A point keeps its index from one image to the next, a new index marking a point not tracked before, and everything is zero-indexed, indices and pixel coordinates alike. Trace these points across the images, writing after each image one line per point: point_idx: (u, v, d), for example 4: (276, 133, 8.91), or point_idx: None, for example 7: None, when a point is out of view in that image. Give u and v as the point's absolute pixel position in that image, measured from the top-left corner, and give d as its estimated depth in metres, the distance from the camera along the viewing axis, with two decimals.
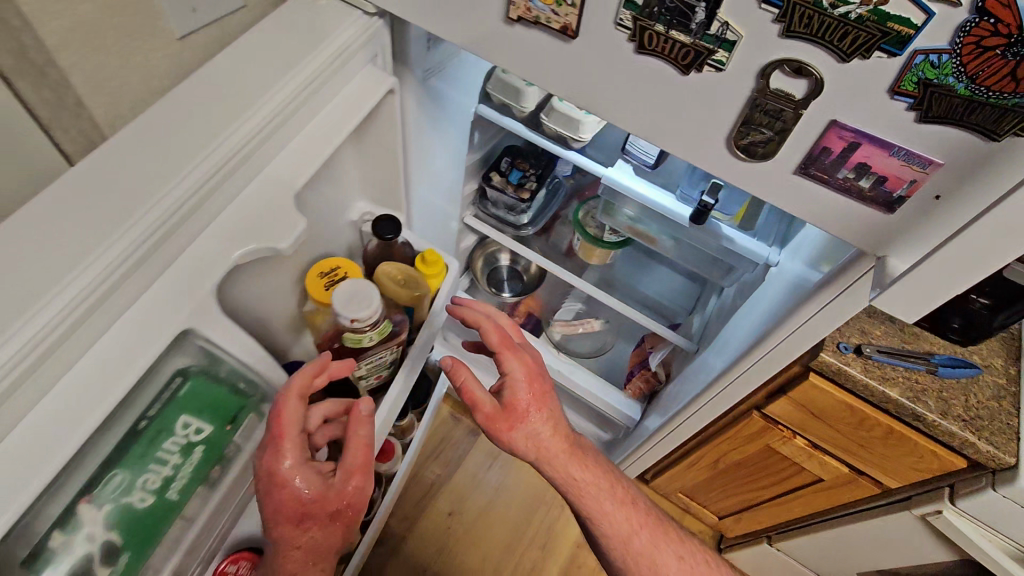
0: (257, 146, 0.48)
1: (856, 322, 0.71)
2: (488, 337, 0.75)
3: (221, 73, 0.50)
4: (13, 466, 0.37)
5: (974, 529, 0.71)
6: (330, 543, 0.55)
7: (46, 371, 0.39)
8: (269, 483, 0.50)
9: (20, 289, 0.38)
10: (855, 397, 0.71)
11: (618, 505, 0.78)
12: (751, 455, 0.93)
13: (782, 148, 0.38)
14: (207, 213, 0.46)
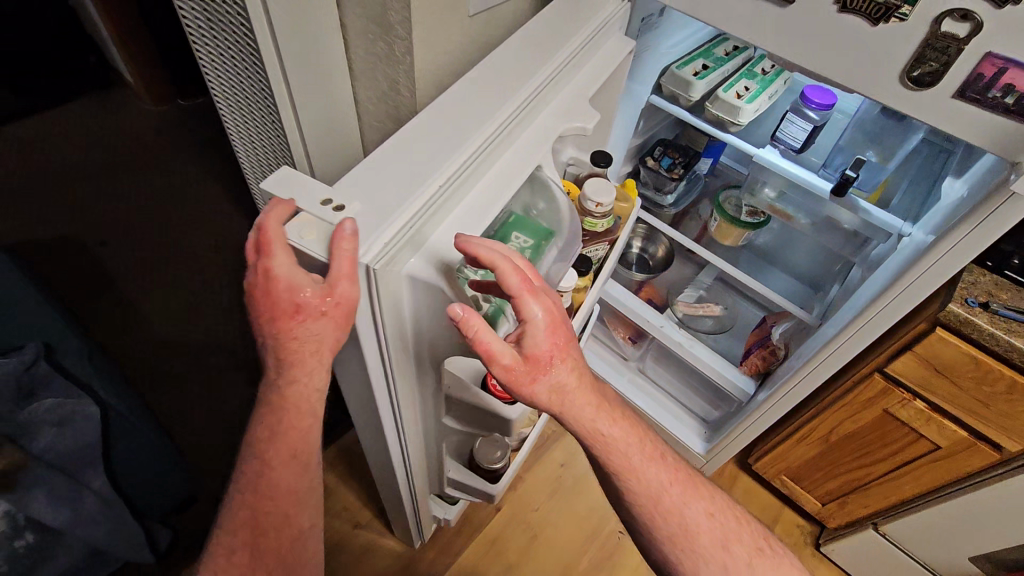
0: (568, 66, 0.72)
1: (983, 285, 0.81)
2: (506, 281, 0.56)
3: (541, 27, 0.75)
4: (461, 224, 0.59)
5: None
6: (330, 338, 0.56)
7: (477, 175, 0.61)
8: (263, 283, 0.53)
9: (465, 124, 0.62)
10: (981, 350, 0.80)
11: (649, 459, 0.71)
12: (867, 423, 1.02)
13: (948, 77, 0.54)
14: (546, 100, 0.69)
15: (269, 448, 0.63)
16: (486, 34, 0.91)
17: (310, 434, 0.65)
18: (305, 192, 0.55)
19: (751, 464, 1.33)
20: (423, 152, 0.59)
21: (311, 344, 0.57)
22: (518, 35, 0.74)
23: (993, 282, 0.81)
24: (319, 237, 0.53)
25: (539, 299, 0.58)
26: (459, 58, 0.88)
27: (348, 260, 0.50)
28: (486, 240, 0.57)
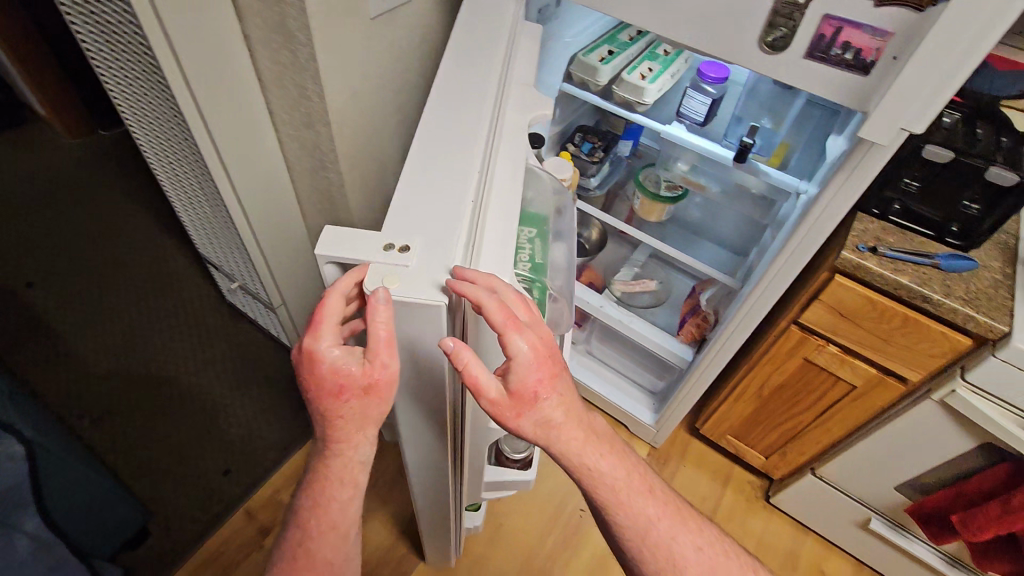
0: (506, 66, 0.82)
1: (872, 233, 0.90)
2: (490, 318, 0.54)
3: (466, 36, 0.85)
4: (503, 210, 0.67)
5: (982, 401, 0.85)
6: (370, 412, 0.59)
7: (493, 168, 0.70)
8: (308, 360, 0.54)
9: (462, 133, 0.69)
10: (875, 291, 0.87)
11: (643, 493, 0.69)
12: (792, 373, 1.09)
13: (796, 41, 0.59)
14: (505, 96, 0.79)
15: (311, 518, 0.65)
16: (391, 35, 0.92)
17: (351, 502, 0.66)
18: (359, 250, 0.56)
19: (698, 428, 1.40)
20: (443, 173, 0.65)
21: (352, 417, 0.58)
22: (448, 57, 0.81)
23: (879, 227, 0.91)
24: (402, 281, 0.54)
25: (526, 336, 0.56)
26: (367, 62, 0.90)
27: (384, 331, 0.53)
28: (480, 276, 0.55)
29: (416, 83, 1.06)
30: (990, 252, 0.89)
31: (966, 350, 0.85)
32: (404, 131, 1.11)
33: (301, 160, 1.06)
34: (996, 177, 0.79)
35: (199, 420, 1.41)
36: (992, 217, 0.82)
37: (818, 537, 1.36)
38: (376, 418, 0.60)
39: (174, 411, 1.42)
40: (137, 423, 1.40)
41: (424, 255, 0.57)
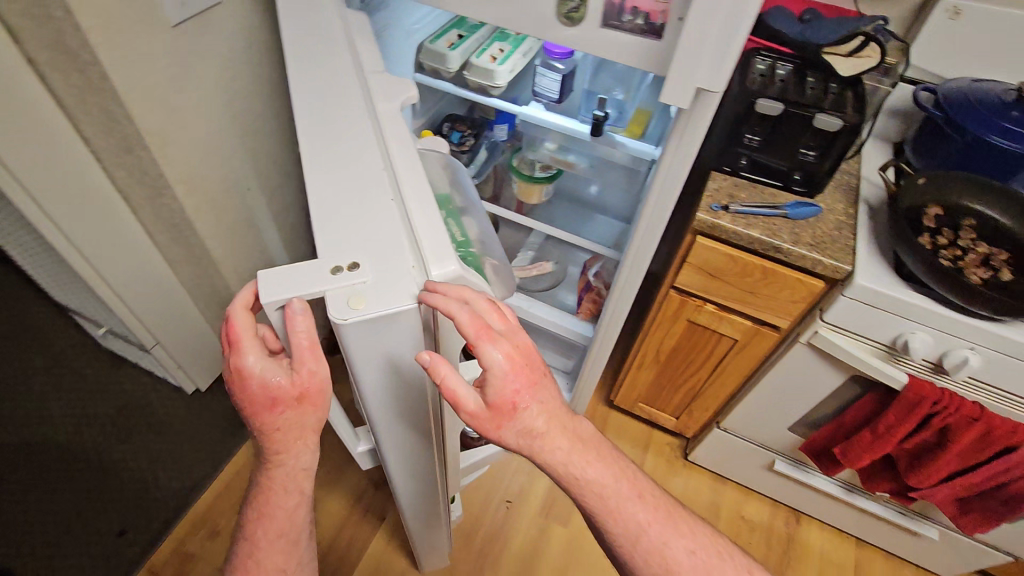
0: (350, 61, 0.76)
1: (725, 192, 0.92)
2: (462, 331, 0.51)
3: (297, 43, 0.78)
4: (415, 181, 0.61)
5: (841, 338, 0.90)
6: (307, 420, 0.58)
7: (384, 154, 0.63)
8: (235, 376, 0.54)
9: (337, 145, 0.64)
10: (734, 248, 0.90)
11: (636, 499, 0.65)
12: (681, 336, 1.11)
13: (588, 12, 0.57)
14: (361, 85, 0.72)
15: (258, 530, 0.66)
16: (207, 43, 0.85)
17: (300, 507, 0.67)
18: (309, 285, 0.52)
19: (612, 399, 1.42)
20: (349, 182, 0.60)
21: (286, 431, 0.58)
22: (296, 64, 0.74)
23: (732, 184, 0.93)
24: (370, 301, 0.51)
25: (502, 346, 0.54)
26: (182, 74, 0.82)
27: (306, 343, 0.53)
28: (452, 288, 0.52)
29: (253, 91, 0.98)
30: (834, 194, 0.93)
31: (824, 292, 0.89)
32: (253, 142, 1.04)
33: (135, 188, 0.96)
34: (826, 125, 0.82)
35: (85, 481, 1.29)
36: (828, 161, 0.86)
37: (735, 484, 1.42)
38: (321, 423, 0.60)
39: (53, 476, 1.29)
40: (11, 496, 1.26)
41: (378, 267, 0.53)
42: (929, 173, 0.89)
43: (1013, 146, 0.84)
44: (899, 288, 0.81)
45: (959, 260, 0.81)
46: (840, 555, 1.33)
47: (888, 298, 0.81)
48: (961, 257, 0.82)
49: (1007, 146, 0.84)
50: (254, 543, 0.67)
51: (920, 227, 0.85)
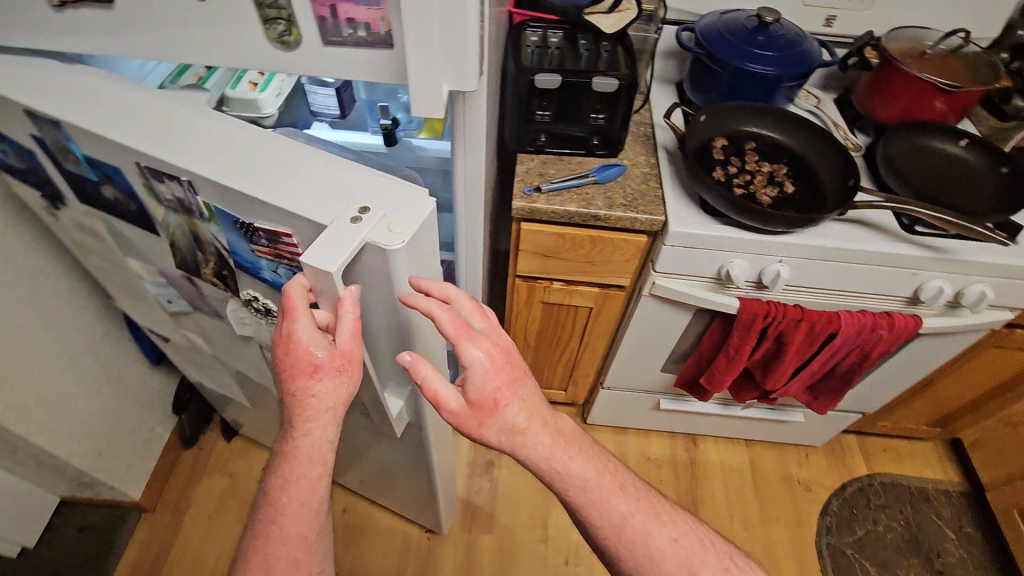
0: (133, 92, 0.60)
1: (534, 172, 0.90)
2: (441, 326, 0.53)
3: (24, 93, 0.58)
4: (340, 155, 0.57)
5: (678, 283, 0.93)
6: (342, 392, 0.57)
7: (278, 147, 0.56)
8: (285, 346, 0.53)
9: (226, 160, 0.54)
10: (558, 225, 0.89)
11: (617, 490, 0.61)
12: (544, 318, 1.10)
13: (301, 32, 0.51)
14: (172, 105, 0.59)
15: (285, 498, 0.62)
16: None
17: (325, 483, 0.63)
18: (348, 239, 0.48)
19: None
20: (282, 178, 0.53)
21: (323, 400, 0.57)
22: (72, 116, 0.56)
23: (539, 162, 0.91)
24: (406, 223, 0.51)
25: (483, 343, 0.54)
26: None
27: (353, 319, 0.53)
28: (437, 286, 0.56)
29: None
30: (635, 147, 0.95)
31: (650, 243, 0.91)
32: None
33: None
34: (605, 86, 0.82)
35: None
36: (618, 121, 0.87)
37: (636, 430, 1.48)
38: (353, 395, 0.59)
39: None
40: None
41: (386, 207, 0.52)
42: (707, 109, 0.93)
43: (766, 70, 0.91)
44: (708, 225, 0.85)
45: (750, 184, 0.87)
46: (736, 461, 1.46)
47: (702, 237, 0.85)
48: (751, 181, 0.88)
49: (762, 70, 0.91)
50: (277, 507, 0.62)
51: (711, 161, 0.90)
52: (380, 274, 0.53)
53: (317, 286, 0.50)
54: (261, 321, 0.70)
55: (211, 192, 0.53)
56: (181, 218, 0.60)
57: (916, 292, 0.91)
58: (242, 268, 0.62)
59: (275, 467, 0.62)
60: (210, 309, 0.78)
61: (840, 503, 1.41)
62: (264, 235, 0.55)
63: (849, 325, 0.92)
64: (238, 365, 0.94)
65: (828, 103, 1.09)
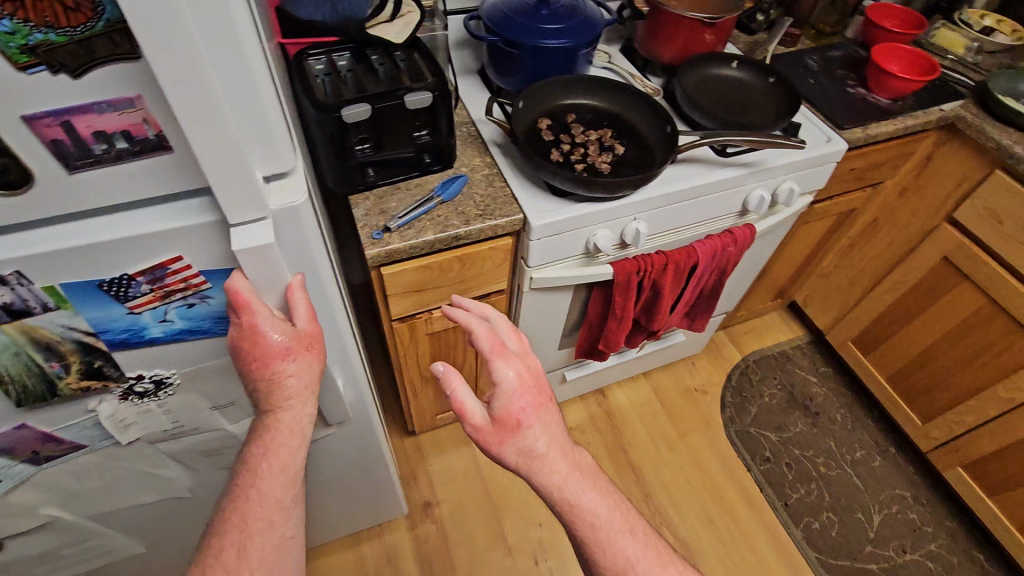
0: None
1: (375, 211, 0.81)
2: (478, 341, 0.59)
3: None
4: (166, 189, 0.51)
5: (553, 269, 0.93)
6: (313, 370, 0.59)
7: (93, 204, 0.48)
8: (249, 339, 0.54)
9: (45, 237, 0.45)
10: (421, 257, 0.82)
11: (626, 533, 0.59)
12: (433, 348, 1.04)
13: (34, 164, 0.39)
14: None
15: (263, 463, 0.58)
16: None
17: (303, 452, 0.61)
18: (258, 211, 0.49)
19: (414, 426, 1.32)
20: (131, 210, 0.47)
21: (299, 383, 0.58)
22: None
23: (376, 198, 0.83)
24: (293, 177, 0.52)
25: (512, 360, 0.58)
26: None
27: (302, 299, 0.57)
28: (475, 308, 0.63)
29: None
30: (464, 150, 0.91)
31: (516, 242, 0.89)
32: None
33: None
34: (418, 103, 0.76)
35: None
36: (443, 133, 0.81)
37: None
38: (319, 374, 0.61)
39: None
40: None
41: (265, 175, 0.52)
42: (522, 95, 0.92)
43: (560, 42, 0.92)
44: (564, 208, 0.85)
45: (586, 157, 0.88)
46: (643, 395, 1.56)
47: (563, 222, 0.84)
48: (586, 154, 0.89)
49: (556, 45, 0.91)
50: (256, 470, 0.58)
51: (544, 145, 0.89)
52: (297, 245, 0.55)
53: (256, 269, 0.51)
54: (147, 406, 0.62)
55: (48, 269, 0.46)
56: (8, 329, 0.48)
57: (743, 205, 1.01)
58: (120, 342, 0.54)
59: (255, 437, 0.59)
60: (66, 445, 0.62)
61: (732, 392, 1.59)
62: (142, 279, 0.49)
63: (705, 254, 1.00)
64: (116, 509, 0.77)
65: (617, 56, 1.15)
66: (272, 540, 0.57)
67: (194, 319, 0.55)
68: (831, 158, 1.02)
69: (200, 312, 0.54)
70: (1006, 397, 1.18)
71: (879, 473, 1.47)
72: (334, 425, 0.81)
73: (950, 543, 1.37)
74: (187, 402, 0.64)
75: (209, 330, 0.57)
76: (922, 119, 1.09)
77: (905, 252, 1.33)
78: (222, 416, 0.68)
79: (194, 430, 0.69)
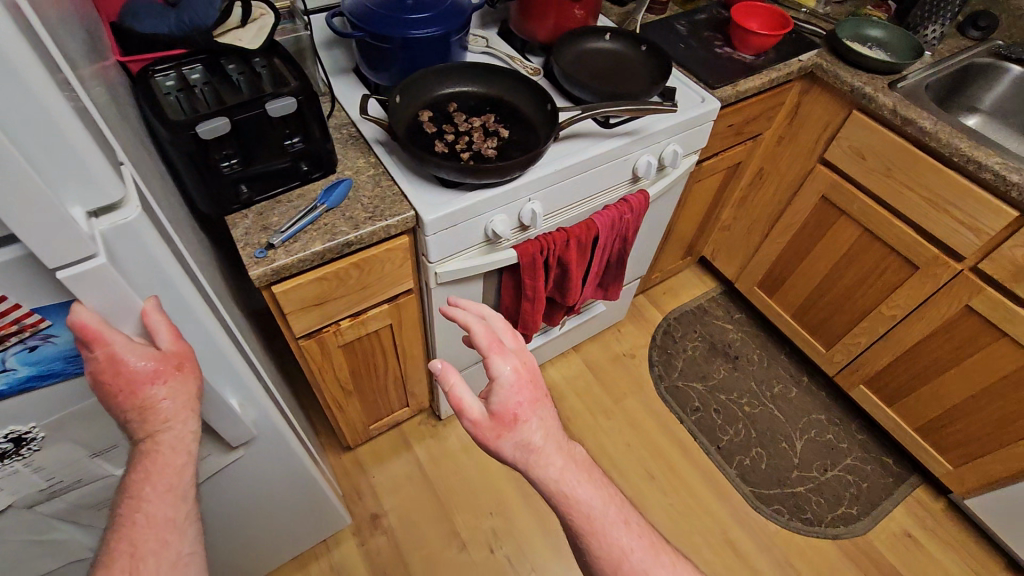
0: None
1: (257, 228, 0.77)
2: (476, 340, 0.59)
3: None
4: None
5: (456, 261, 0.92)
6: (189, 391, 0.56)
7: None
8: (108, 370, 0.50)
9: None
10: (314, 270, 0.79)
11: (620, 523, 0.59)
12: (349, 358, 1.01)
13: None
14: None
15: (145, 486, 0.54)
16: None
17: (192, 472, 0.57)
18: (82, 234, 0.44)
19: (348, 440, 1.29)
20: None
21: (175, 405, 0.54)
22: None
23: (256, 215, 0.78)
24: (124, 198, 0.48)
25: (509, 357, 0.59)
26: None
27: (161, 319, 0.53)
28: (469, 307, 0.63)
29: None
30: (346, 152, 0.88)
31: (414, 240, 0.87)
32: None
33: None
34: (282, 110, 0.72)
35: None
36: (317, 139, 0.78)
37: None
38: (198, 394, 0.57)
39: None
40: None
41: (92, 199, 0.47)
42: (398, 89, 0.89)
43: (428, 32, 0.90)
44: (454, 199, 0.84)
45: (472, 145, 0.88)
46: (575, 370, 1.59)
47: (455, 213, 0.83)
48: (471, 141, 0.88)
49: (426, 34, 0.90)
50: (140, 496, 0.54)
51: (427, 137, 0.88)
52: (146, 269, 0.50)
53: (93, 292, 0.47)
54: (12, 468, 0.55)
55: None
56: None
57: (633, 172, 1.04)
58: None
59: (135, 461, 0.54)
60: None
61: (658, 351, 1.66)
62: None
63: (604, 225, 1.03)
64: None
65: (495, 38, 1.14)
66: (166, 563, 0.54)
67: (41, 363, 0.49)
68: (707, 116, 1.07)
69: (46, 353, 0.49)
70: (889, 315, 1.29)
71: (797, 402, 1.59)
72: (238, 447, 0.76)
73: (863, 454, 1.50)
74: (60, 454, 0.58)
75: (63, 371, 0.51)
76: (785, 71, 1.16)
77: (789, 196, 1.42)
78: (107, 460, 0.63)
79: (78, 483, 0.63)
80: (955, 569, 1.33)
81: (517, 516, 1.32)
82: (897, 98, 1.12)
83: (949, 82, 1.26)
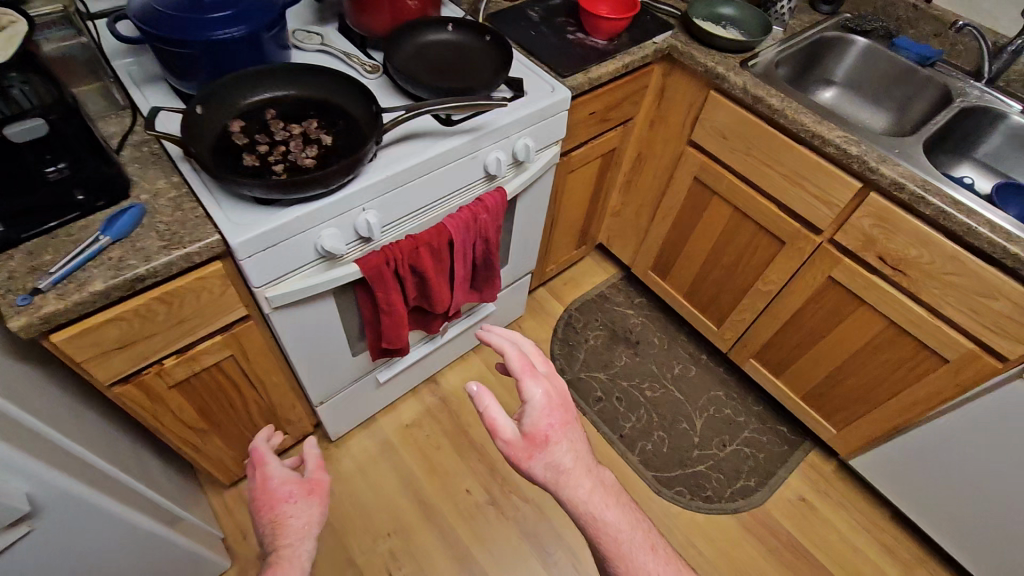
0: None
1: (23, 271, 0.67)
2: (509, 363, 0.56)
3: None
4: None
5: (288, 283, 0.84)
6: (315, 519, 0.61)
7: None
8: (261, 486, 0.62)
9: None
10: (105, 311, 0.70)
11: (648, 548, 0.54)
12: (191, 397, 0.92)
13: None
14: None
15: None
16: None
17: None
18: None
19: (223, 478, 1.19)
20: None
21: (301, 523, 0.59)
22: None
23: (25, 255, 0.68)
24: None
25: (542, 379, 0.55)
26: None
27: (313, 455, 0.65)
28: (500, 331, 0.60)
29: None
30: (144, 173, 0.79)
31: (232, 265, 0.79)
32: None
33: None
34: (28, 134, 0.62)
35: None
36: (86, 163, 0.69)
37: (382, 411, 1.44)
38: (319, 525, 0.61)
39: None
40: None
41: None
42: (198, 97, 0.80)
43: (232, 32, 0.81)
44: (270, 216, 0.76)
45: (288, 156, 0.80)
46: (476, 372, 1.54)
47: (271, 232, 0.76)
48: (287, 151, 0.81)
49: (229, 35, 0.81)
50: None
51: (236, 150, 0.79)
52: None
53: None
54: None
55: None
56: None
57: (485, 170, 0.99)
58: None
59: None
60: None
61: (559, 344, 1.64)
62: None
63: (458, 228, 0.98)
64: None
65: (332, 34, 1.06)
66: None
67: None
68: (559, 107, 1.03)
69: None
70: (766, 290, 1.32)
71: (695, 381, 1.61)
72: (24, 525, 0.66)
73: (759, 426, 1.53)
74: None
75: None
76: (639, 55, 1.14)
77: (667, 179, 1.42)
78: None
79: None
80: (844, 527, 1.38)
81: (417, 533, 1.27)
82: (747, 77, 1.12)
83: (802, 57, 1.28)
